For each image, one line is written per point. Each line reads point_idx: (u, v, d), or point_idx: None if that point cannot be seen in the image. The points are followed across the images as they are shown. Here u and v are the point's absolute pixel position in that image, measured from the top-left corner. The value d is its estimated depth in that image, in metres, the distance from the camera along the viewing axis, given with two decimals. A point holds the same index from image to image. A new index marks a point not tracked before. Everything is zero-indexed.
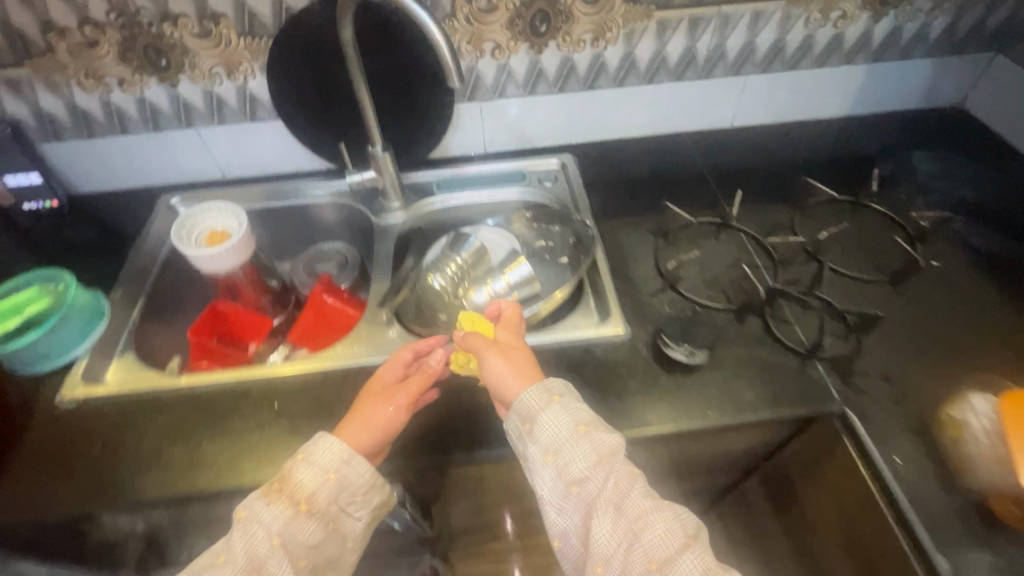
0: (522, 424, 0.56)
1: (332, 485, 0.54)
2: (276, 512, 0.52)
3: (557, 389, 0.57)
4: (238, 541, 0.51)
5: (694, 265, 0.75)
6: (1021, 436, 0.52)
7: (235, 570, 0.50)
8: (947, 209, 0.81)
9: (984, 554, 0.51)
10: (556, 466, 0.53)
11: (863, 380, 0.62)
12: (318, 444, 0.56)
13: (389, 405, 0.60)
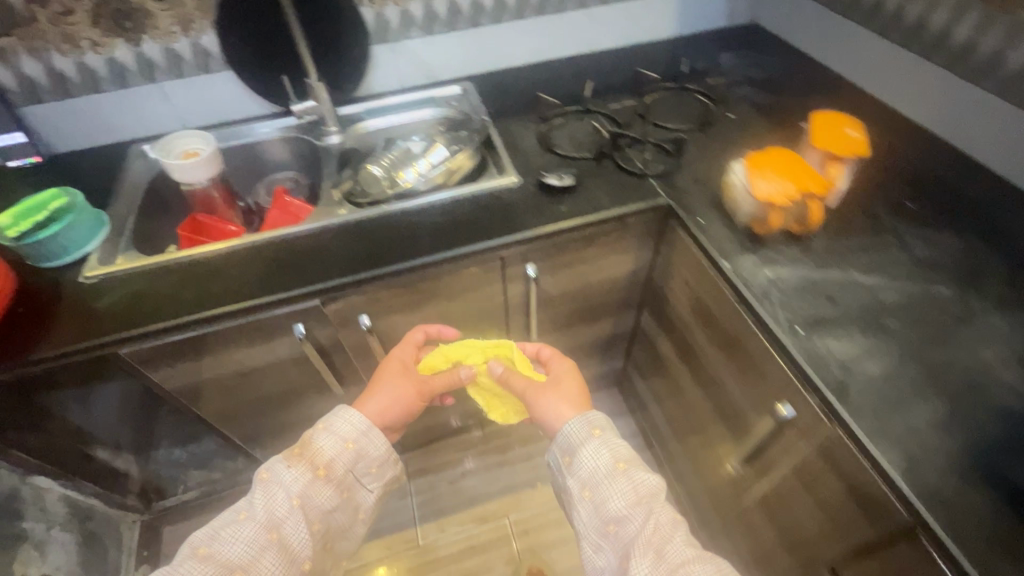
0: (562, 456, 0.75)
1: (347, 452, 0.75)
2: (299, 476, 0.71)
3: (607, 430, 0.75)
4: (261, 498, 0.68)
5: (566, 134, 1.02)
6: (756, 185, 0.77)
7: (256, 523, 0.67)
8: (741, 82, 1.13)
9: (751, 256, 0.79)
10: (592, 497, 0.71)
11: (679, 183, 0.91)
12: (334, 416, 0.77)
13: (411, 390, 0.86)
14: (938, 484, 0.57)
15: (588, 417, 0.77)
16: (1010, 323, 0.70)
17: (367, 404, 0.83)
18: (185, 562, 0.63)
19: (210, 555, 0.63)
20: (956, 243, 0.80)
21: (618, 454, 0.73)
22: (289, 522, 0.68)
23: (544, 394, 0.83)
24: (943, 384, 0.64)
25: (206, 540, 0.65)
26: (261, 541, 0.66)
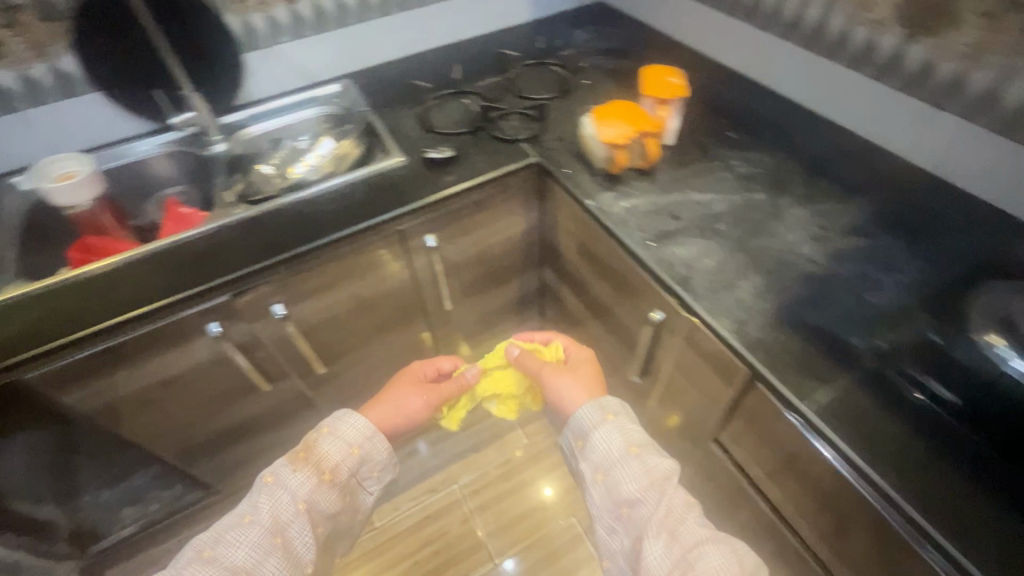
0: (577, 442, 0.82)
1: (352, 456, 0.81)
2: (304, 480, 0.75)
3: (620, 420, 0.80)
4: (266, 502, 0.72)
5: (443, 113, 1.11)
6: (603, 133, 0.91)
7: (260, 526, 0.70)
8: (591, 53, 1.28)
9: (609, 194, 0.94)
10: (605, 481, 0.75)
11: (546, 144, 1.04)
12: (337, 421, 0.83)
13: (420, 397, 0.95)
14: (763, 334, 0.72)
15: (601, 403, 0.82)
16: (808, 211, 0.89)
17: (377, 410, 0.90)
18: (189, 566, 0.66)
19: (212, 558, 0.67)
20: (767, 158, 0.99)
21: (634, 442, 0.77)
22: (293, 525, 0.72)
23: (562, 379, 0.92)
24: (762, 262, 0.81)
25: (210, 543, 0.69)
26: (265, 544, 0.69)
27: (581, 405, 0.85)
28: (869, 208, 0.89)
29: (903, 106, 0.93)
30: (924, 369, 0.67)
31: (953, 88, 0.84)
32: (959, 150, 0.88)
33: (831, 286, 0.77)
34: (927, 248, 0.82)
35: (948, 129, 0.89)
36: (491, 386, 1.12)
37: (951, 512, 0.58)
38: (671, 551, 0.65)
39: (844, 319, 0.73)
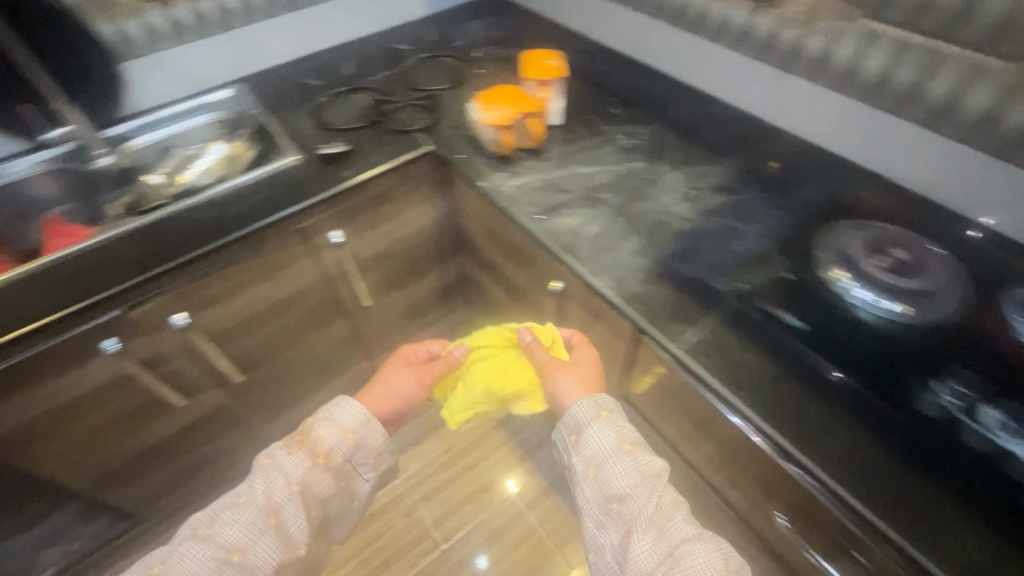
0: (569, 435, 0.78)
1: (347, 443, 0.79)
2: (300, 463, 0.75)
3: (617, 419, 0.76)
4: (261, 483, 0.72)
5: (338, 109, 1.12)
6: (487, 117, 0.95)
7: (255, 505, 0.70)
8: (485, 44, 1.32)
9: (501, 174, 0.99)
10: (595, 477, 0.73)
11: (440, 132, 1.08)
12: (333, 408, 0.81)
13: (413, 380, 0.91)
14: (640, 288, 0.78)
15: (597, 400, 0.78)
16: (681, 174, 0.96)
17: (375, 401, 0.87)
18: (182, 549, 0.67)
19: (206, 537, 0.68)
20: (645, 131, 1.06)
21: (631, 440, 0.74)
22: (288, 507, 0.72)
23: (561, 372, 0.84)
24: (639, 224, 0.87)
25: (205, 523, 0.70)
26: (258, 522, 0.69)
27: (576, 401, 0.80)
28: (735, 168, 0.97)
29: (757, 73, 1.02)
30: (777, 302, 0.74)
31: (794, 53, 0.94)
32: (806, 109, 0.98)
33: (699, 239, 0.84)
34: (783, 200, 0.91)
35: (795, 91, 0.98)
36: (502, 382, 0.92)
37: (904, 513, 0.58)
38: (658, 547, 0.64)
39: (710, 267, 0.80)
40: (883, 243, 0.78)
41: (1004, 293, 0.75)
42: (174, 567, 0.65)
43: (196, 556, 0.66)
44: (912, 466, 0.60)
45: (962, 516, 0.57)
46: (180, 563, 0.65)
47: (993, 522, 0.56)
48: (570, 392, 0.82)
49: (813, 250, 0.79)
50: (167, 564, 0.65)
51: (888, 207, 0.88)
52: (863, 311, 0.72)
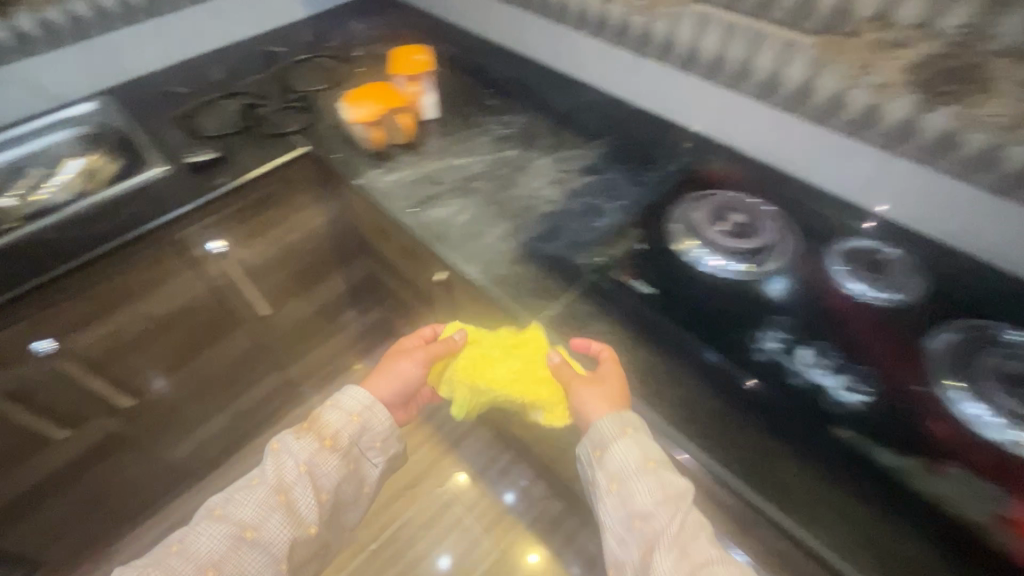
0: (593, 450, 0.67)
1: (352, 428, 0.77)
2: (308, 446, 0.74)
3: (648, 439, 0.65)
4: (271, 466, 0.73)
5: (210, 117, 1.09)
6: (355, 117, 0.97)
7: (265, 486, 0.72)
8: (366, 43, 1.31)
9: (377, 169, 0.99)
10: (618, 493, 0.64)
11: (317, 132, 1.07)
12: (341, 394, 0.79)
13: (409, 363, 0.81)
14: (505, 269, 0.82)
15: (626, 417, 0.65)
16: (551, 159, 1.00)
17: (382, 382, 0.81)
18: (202, 525, 0.70)
19: (222, 515, 0.70)
20: (520, 120, 1.10)
21: (661, 457, 0.64)
22: (298, 486, 0.72)
23: (582, 388, 0.68)
24: (508, 209, 0.91)
25: (222, 502, 0.72)
26: (268, 501, 0.71)
27: (600, 418, 0.66)
28: (602, 149, 1.03)
29: (619, 59, 1.09)
30: (629, 271, 0.80)
31: (645, 38, 1.00)
32: (663, 90, 1.05)
33: (564, 219, 0.89)
34: (644, 176, 0.96)
35: (652, 73, 1.05)
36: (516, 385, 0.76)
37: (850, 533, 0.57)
38: (680, 569, 0.58)
39: (571, 245, 0.85)
40: (723, 211, 0.85)
41: (828, 246, 0.83)
42: (192, 546, 0.68)
43: (214, 533, 0.68)
44: (771, 428, 0.64)
45: (902, 535, 0.56)
46: (199, 540, 0.68)
47: (809, 451, 0.62)
48: (593, 408, 0.67)
49: (665, 223, 0.86)
50: (189, 540, 0.68)
51: (738, 175, 0.95)
52: (706, 274, 0.78)
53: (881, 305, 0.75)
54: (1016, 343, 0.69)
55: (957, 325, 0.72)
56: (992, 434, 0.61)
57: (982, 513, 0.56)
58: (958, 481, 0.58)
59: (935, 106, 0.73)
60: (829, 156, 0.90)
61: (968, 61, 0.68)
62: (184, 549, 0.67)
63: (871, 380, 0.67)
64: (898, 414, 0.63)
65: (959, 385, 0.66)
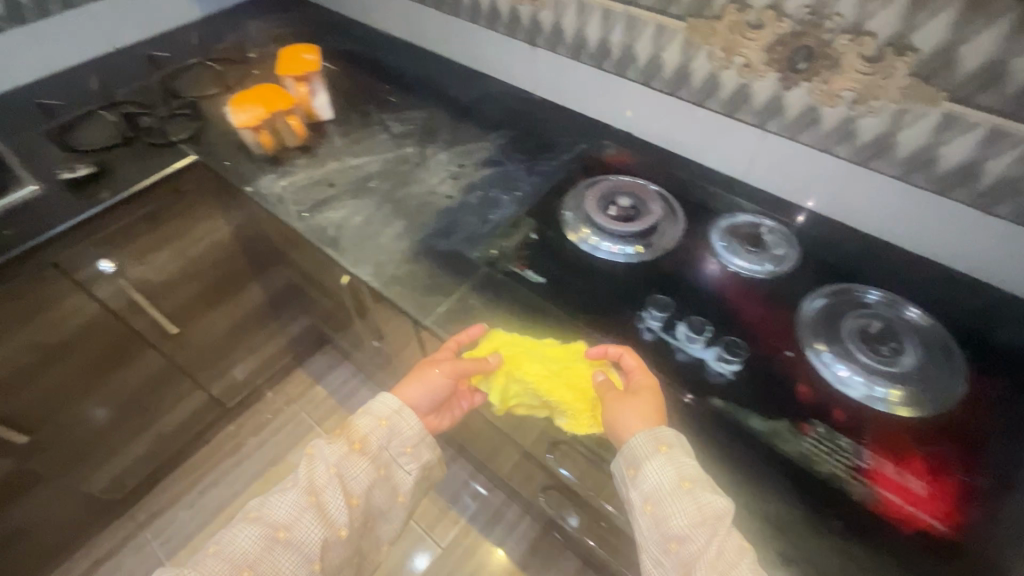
0: (627, 468, 0.61)
1: (381, 434, 0.70)
2: (336, 450, 0.68)
3: (689, 459, 0.59)
4: (304, 468, 0.67)
5: (89, 131, 1.03)
6: (242, 122, 0.93)
7: (298, 488, 0.66)
8: (262, 43, 1.27)
9: (271, 175, 0.96)
10: (653, 516, 0.58)
11: (207, 139, 1.03)
12: (372, 398, 0.72)
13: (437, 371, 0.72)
14: (398, 270, 0.82)
15: (664, 435, 0.60)
16: (450, 154, 1.00)
17: (407, 387, 0.73)
18: (236, 528, 0.64)
19: (258, 518, 0.65)
20: (421, 116, 1.09)
21: (701, 474, 0.58)
22: (330, 488, 0.66)
23: (616, 405, 0.64)
24: (404, 208, 0.91)
25: (256, 505, 0.66)
26: (298, 504, 0.64)
27: (636, 435, 0.61)
28: (502, 141, 1.03)
29: (515, 49, 1.08)
30: (521, 262, 0.81)
31: (535, 28, 1.01)
32: (558, 79, 1.06)
33: (460, 214, 0.89)
34: (541, 166, 0.97)
35: (547, 62, 1.05)
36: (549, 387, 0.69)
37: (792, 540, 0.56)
38: None
39: (465, 240, 0.85)
40: (614, 195, 0.88)
41: (710, 223, 0.86)
42: (227, 547, 0.62)
43: (247, 537, 0.63)
44: (705, 434, 0.64)
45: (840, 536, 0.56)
46: (234, 541, 0.62)
47: (689, 425, 0.65)
48: (628, 423, 0.62)
49: (560, 211, 0.88)
50: (223, 543, 0.63)
51: (632, 159, 0.98)
52: (597, 257, 0.82)
53: (760, 275, 0.79)
54: (875, 303, 0.74)
55: (826, 290, 0.76)
56: (850, 391, 0.66)
57: (840, 468, 0.60)
58: (819, 440, 0.62)
59: (795, 83, 0.77)
60: (714, 135, 0.91)
61: (816, 40, 0.71)
62: (216, 553, 0.62)
63: (738, 347, 0.69)
64: (767, 381, 0.67)
65: (823, 348, 0.70)
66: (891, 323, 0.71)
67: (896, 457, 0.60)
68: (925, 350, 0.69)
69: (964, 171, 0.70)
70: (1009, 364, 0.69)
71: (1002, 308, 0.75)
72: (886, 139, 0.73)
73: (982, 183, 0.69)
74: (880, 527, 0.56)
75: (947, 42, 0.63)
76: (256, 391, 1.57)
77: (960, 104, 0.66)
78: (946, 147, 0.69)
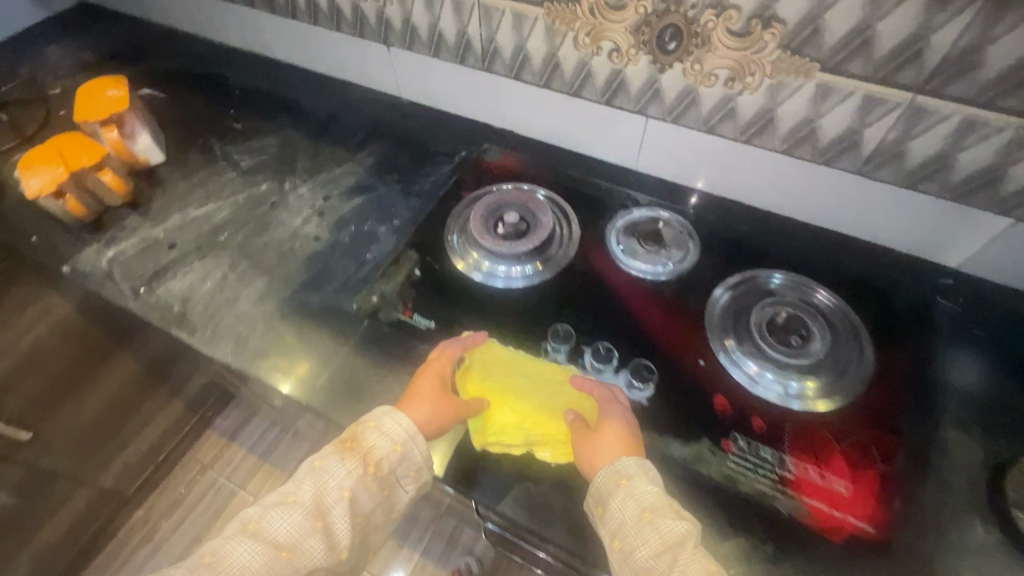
0: (595, 508, 0.55)
1: (396, 463, 0.59)
2: (349, 471, 0.58)
3: (659, 490, 0.54)
4: (310, 486, 0.57)
5: None
6: (36, 191, 0.76)
7: (305, 509, 0.56)
8: (67, 75, 1.05)
9: (95, 246, 0.80)
10: (621, 554, 0.51)
11: (6, 208, 0.82)
12: (385, 413, 0.60)
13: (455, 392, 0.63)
14: (264, 340, 0.70)
15: (641, 464, 0.56)
16: (313, 185, 0.87)
17: (419, 404, 0.61)
18: (232, 540, 0.54)
19: (258, 532, 0.55)
20: (274, 141, 0.94)
21: (669, 504, 0.53)
22: (337, 510, 0.56)
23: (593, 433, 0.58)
24: (265, 262, 0.78)
25: (257, 515, 0.56)
26: (301, 525, 0.55)
27: (602, 470, 0.55)
28: (372, 159, 0.91)
29: (368, 49, 0.95)
30: (407, 307, 0.72)
31: (385, 26, 0.89)
32: (423, 81, 0.94)
33: (332, 259, 0.78)
34: (418, 184, 0.87)
35: (406, 62, 0.93)
36: (534, 416, 0.62)
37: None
38: None
39: (339, 291, 0.74)
40: (500, 210, 0.79)
41: (606, 225, 0.80)
42: (222, 563, 0.53)
43: (246, 554, 0.53)
44: None
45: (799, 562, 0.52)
46: (231, 557, 0.53)
47: None
48: (603, 448, 0.57)
49: (445, 237, 0.79)
50: (219, 555, 0.53)
51: (518, 161, 0.89)
52: (490, 286, 0.74)
53: (662, 277, 0.74)
54: (780, 288, 0.72)
55: (730, 282, 0.73)
56: (767, 394, 0.63)
57: (766, 483, 0.56)
58: (742, 455, 0.58)
59: (667, 65, 0.70)
60: (596, 127, 0.84)
61: (681, 17, 0.65)
62: (210, 568, 0.52)
63: (648, 368, 0.64)
64: (685, 398, 0.62)
65: (734, 349, 0.66)
66: (798, 309, 0.68)
67: (818, 459, 0.58)
68: (833, 332, 0.67)
69: (845, 140, 0.67)
70: (910, 331, 0.68)
71: (897, 270, 0.74)
72: (766, 115, 0.69)
73: (864, 151, 0.67)
74: (811, 541, 0.53)
75: (812, 10, 0.58)
76: (162, 466, 1.40)
77: (832, 73, 0.62)
78: (824, 118, 0.66)
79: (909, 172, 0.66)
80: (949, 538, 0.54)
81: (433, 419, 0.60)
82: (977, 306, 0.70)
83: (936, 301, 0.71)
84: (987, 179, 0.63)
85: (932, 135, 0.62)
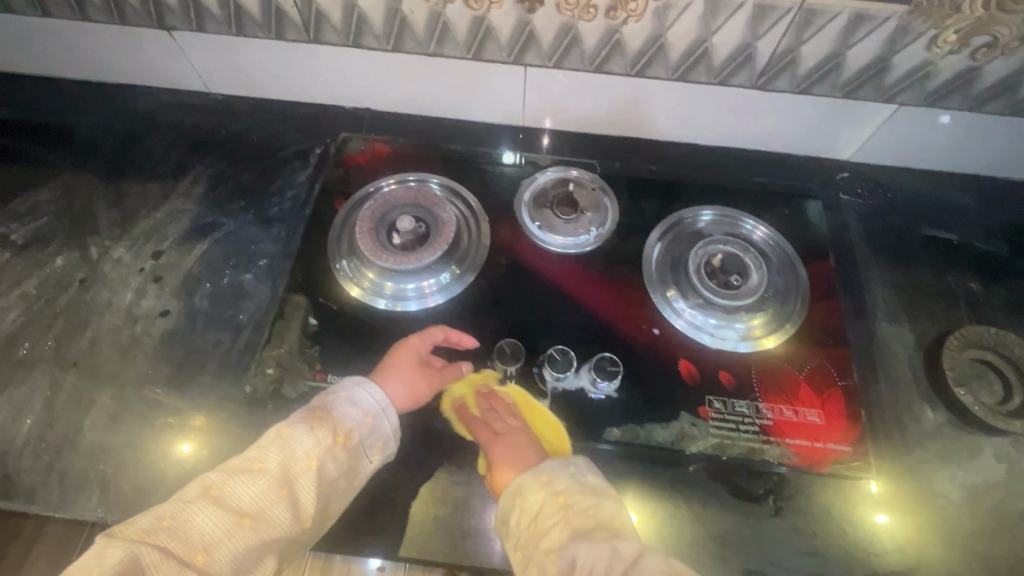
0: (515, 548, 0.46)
1: (368, 431, 0.51)
2: (316, 439, 0.48)
3: (546, 492, 0.48)
4: (274, 452, 0.47)
5: None
6: None
7: (270, 478, 0.46)
8: None
9: None
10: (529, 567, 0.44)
11: None
12: (356, 383, 0.53)
13: (432, 370, 0.57)
14: (138, 470, 0.54)
15: (540, 467, 0.50)
16: (131, 243, 0.66)
17: (394, 375, 0.55)
18: (193, 504, 0.44)
19: (222, 498, 0.45)
20: (51, 196, 0.70)
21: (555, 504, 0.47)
22: (305, 479, 0.47)
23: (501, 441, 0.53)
24: (101, 368, 0.59)
25: (221, 478, 0.46)
26: (266, 493, 0.46)
27: (518, 491, 0.48)
28: (202, 186, 0.71)
29: (140, 39, 0.70)
30: (316, 369, 0.58)
31: (152, 5, 0.65)
32: (232, 69, 0.73)
33: (195, 336, 0.61)
34: (274, 206, 0.70)
35: (201, 49, 0.70)
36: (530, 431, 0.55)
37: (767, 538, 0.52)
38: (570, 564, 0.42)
39: (221, 375, 0.59)
40: (388, 217, 0.66)
41: (513, 200, 0.70)
42: (184, 527, 0.43)
43: (206, 520, 0.44)
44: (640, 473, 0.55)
45: (805, 501, 0.54)
46: (192, 523, 0.44)
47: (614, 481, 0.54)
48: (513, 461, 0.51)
49: (331, 264, 0.65)
50: (180, 519, 0.44)
51: (388, 141, 0.74)
52: (405, 312, 0.63)
53: (588, 248, 0.67)
54: (706, 227, 0.69)
55: (658, 232, 0.69)
56: (724, 344, 0.61)
57: (751, 438, 0.55)
58: (722, 417, 0.57)
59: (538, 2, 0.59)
60: (469, 88, 0.71)
61: None
62: (169, 534, 0.43)
63: (612, 361, 0.58)
64: (652, 379, 0.59)
65: (684, 305, 0.63)
66: (732, 245, 0.66)
67: (789, 398, 0.58)
68: (765, 261, 0.66)
69: (739, 56, 0.62)
70: (831, 236, 0.70)
71: (801, 176, 0.74)
72: (656, 42, 0.61)
73: (759, 63, 0.62)
74: (800, 481, 0.55)
75: None
76: None
77: None
78: (717, 35, 0.60)
79: (802, 77, 0.64)
80: (909, 431, 0.58)
81: (412, 394, 0.55)
82: (874, 194, 0.73)
83: (841, 199, 0.73)
84: (875, 70, 0.62)
85: (824, 35, 0.59)
